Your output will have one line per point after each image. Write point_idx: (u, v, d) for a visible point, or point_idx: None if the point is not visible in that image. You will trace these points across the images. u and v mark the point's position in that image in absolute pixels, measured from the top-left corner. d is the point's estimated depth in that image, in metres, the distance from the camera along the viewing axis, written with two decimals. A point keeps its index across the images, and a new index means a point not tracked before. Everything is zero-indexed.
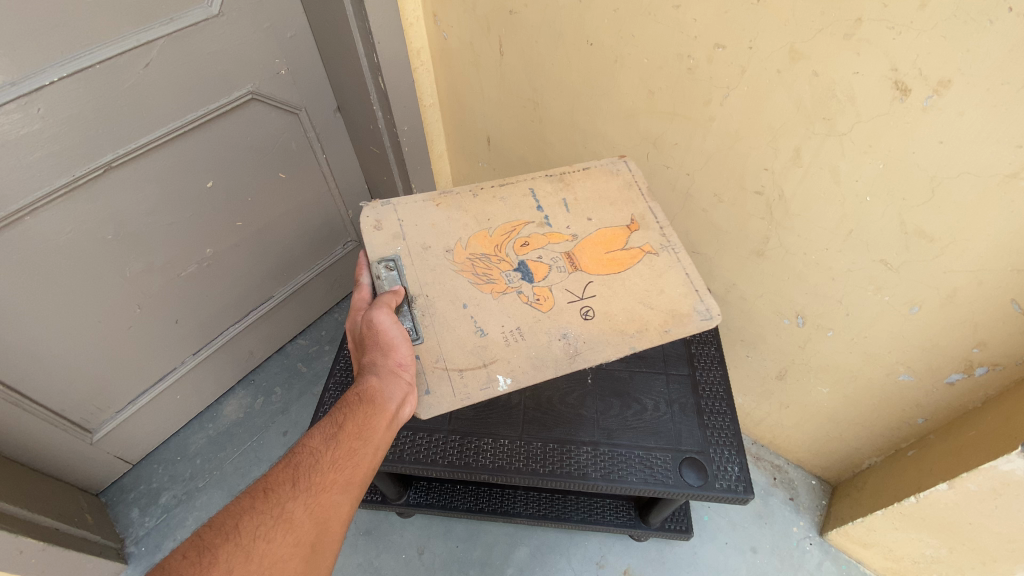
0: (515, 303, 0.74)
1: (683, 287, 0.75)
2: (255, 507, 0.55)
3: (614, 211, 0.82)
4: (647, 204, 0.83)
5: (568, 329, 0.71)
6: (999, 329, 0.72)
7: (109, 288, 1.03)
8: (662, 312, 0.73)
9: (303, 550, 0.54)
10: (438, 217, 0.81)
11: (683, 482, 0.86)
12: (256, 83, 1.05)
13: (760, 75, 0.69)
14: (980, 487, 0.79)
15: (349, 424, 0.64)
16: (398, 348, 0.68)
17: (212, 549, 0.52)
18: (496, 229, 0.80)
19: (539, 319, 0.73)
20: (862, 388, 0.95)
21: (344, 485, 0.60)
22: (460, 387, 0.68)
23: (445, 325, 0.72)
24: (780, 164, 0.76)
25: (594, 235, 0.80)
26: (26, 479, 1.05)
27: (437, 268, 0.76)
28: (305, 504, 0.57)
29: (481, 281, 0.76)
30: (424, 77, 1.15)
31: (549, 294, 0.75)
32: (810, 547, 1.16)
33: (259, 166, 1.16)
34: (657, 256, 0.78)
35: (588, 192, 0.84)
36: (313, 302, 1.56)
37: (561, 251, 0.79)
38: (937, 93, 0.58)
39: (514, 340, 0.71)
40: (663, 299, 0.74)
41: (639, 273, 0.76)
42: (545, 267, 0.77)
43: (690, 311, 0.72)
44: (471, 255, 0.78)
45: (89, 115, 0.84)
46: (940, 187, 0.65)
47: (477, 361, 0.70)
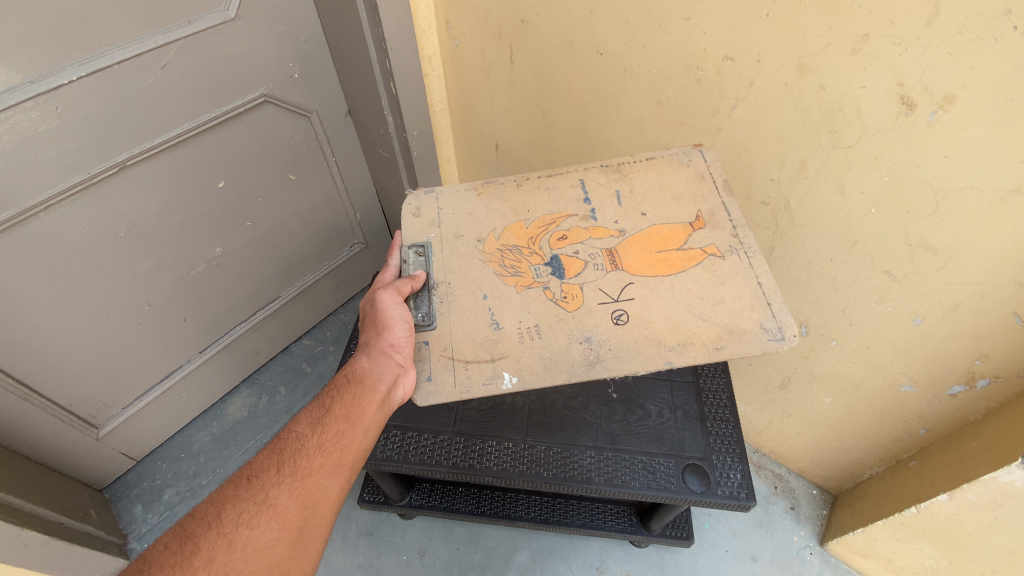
0: (539, 299, 0.74)
1: (750, 298, 0.70)
2: (238, 494, 0.58)
3: (677, 206, 0.78)
4: (720, 199, 0.78)
5: (593, 332, 0.70)
6: (1000, 342, 0.73)
7: (119, 286, 1.04)
8: (716, 325, 0.68)
9: (289, 536, 0.57)
10: (476, 207, 0.83)
11: (685, 488, 0.86)
12: (269, 86, 1.07)
13: (767, 88, 0.70)
14: (980, 499, 0.79)
15: (337, 407, 0.67)
16: (394, 328, 0.70)
17: (194, 537, 0.54)
18: (533, 222, 0.80)
19: (562, 318, 0.72)
20: (864, 398, 0.95)
21: (331, 468, 0.63)
22: (462, 380, 0.68)
23: (461, 316, 0.73)
24: (785, 175, 0.77)
25: (646, 233, 0.77)
26: (32, 473, 1.06)
27: (465, 257, 0.78)
28: (289, 490, 0.60)
29: (507, 273, 0.76)
30: (435, 82, 1.16)
31: (578, 293, 0.74)
32: (810, 557, 1.16)
33: (269, 167, 1.17)
34: (722, 259, 0.73)
35: (649, 185, 0.81)
36: (320, 302, 1.57)
37: (601, 247, 0.77)
38: (942, 108, 0.60)
39: (529, 337, 0.70)
40: (720, 310, 0.70)
41: (696, 278, 0.72)
42: (579, 264, 0.76)
43: (755, 329, 0.68)
44: (502, 246, 0.79)
45: (106, 114, 0.86)
46: (945, 201, 0.66)
47: (484, 355, 0.70)
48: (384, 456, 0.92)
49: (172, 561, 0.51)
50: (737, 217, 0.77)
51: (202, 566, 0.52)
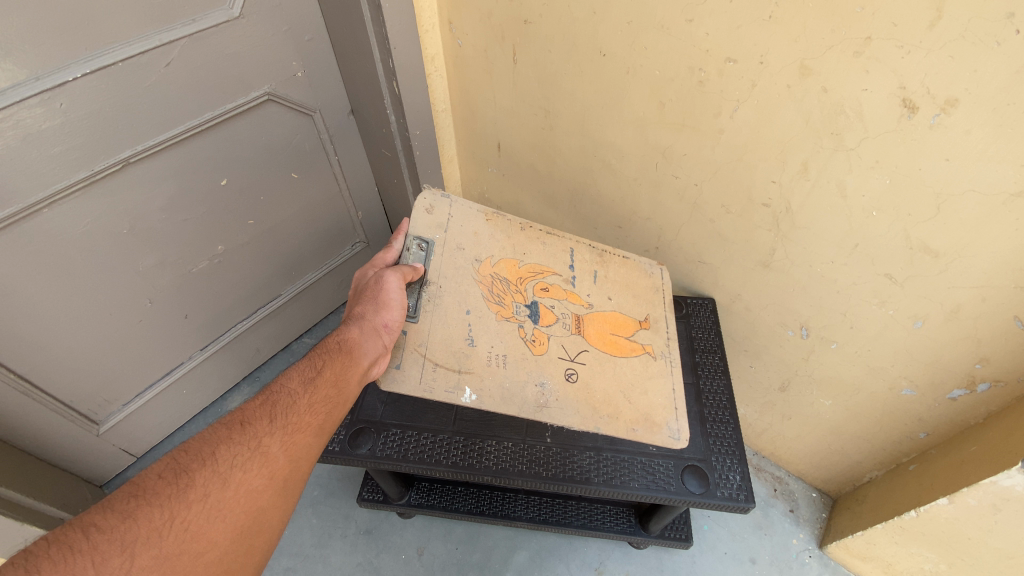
0: (512, 332, 0.80)
1: (665, 397, 0.82)
2: (232, 438, 0.57)
3: (633, 302, 0.91)
4: (664, 314, 0.91)
5: (547, 380, 0.78)
6: (1001, 345, 0.73)
7: (121, 282, 1.05)
8: (637, 411, 0.79)
9: (276, 484, 0.57)
10: (483, 230, 0.87)
11: (685, 489, 0.86)
12: (272, 84, 1.07)
13: (770, 90, 0.70)
14: (980, 503, 0.79)
15: (327, 370, 0.67)
16: (391, 310, 0.73)
17: (189, 472, 0.53)
18: (526, 266, 0.87)
19: (526, 358, 0.79)
20: (865, 401, 0.95)
21: (317, 429, 0.63)
22: (427, 379, 0.74)
23: (442, 321, 0.78)
24: (787, 177, 0.77)
25: (606, 314, 0.88)
26: (33, 468, 1.06)
27: (460, 269, 0.82)
28: (280, 441, 0.59)
29: (492, 300, 0.82)
30: (438, 82, 1.16)
31: (544, 340, 0.81)
32: (810, 559, 1.16)
33: (271, 166, 1.18)
34: (653, 359, 0.85)
35: (618, 277, 0.92)
36: (321, 301, 1.58)
37: (572, 311, 0.86)
38: (944, 112, 0.60)
39: (495, 364, 0.77)
40: (643, 399, 0.81)
41: (630, 367, 0.83)
42: (551, 316, 0.84)
43: (663, 424, 0.79)
44: (495, 274, 0.84)
45: (108, 110, 0.86)
46: (947, 204, 0.66)
47: (453, 364, 0.75)
48: (384, 454, 0.92)
49: (166, 491, 0.51)
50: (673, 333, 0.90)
51: (195, 501, 0.52)
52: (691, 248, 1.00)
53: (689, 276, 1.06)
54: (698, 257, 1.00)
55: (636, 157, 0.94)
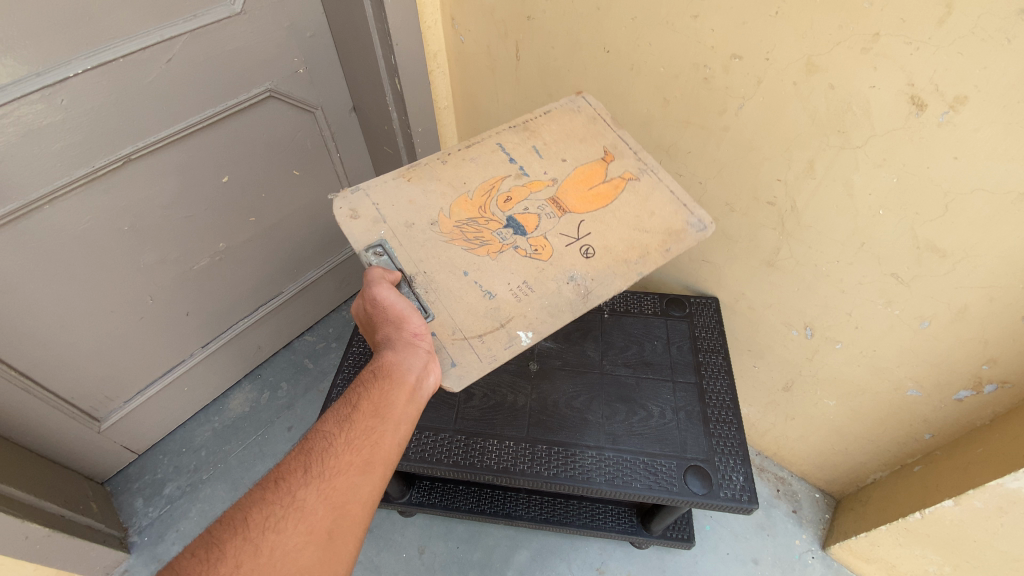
0: (515, 259, 0.74)
1: (672, 203, 0.77)
2: (265, 498, 0.54)
3: (585, 147, 0.83)
4: (615, 134, 0.84)
5: (574, 271, 0.73)
6: (1010, 346, 0.72)
7: (122, 279, 1.04)
8: (657, 232, 0.75)
9: (319, 537, 0.53)
10: (415, 193, 0.78)
11: (687, 490, 0.86)
12: (274, 81, 1.06)
13: (775, 87, 0.70)
14: (986, 505, 0.78)
15: (364, 403, 0.62)
16: (409, 319, 0.67)
17: (221, 543, 0.50)
18: (474, 191, 0.79)
19: (543, 268, 0.73)
20: (869, 402, 0.95)
21: (361, 466, 0.58)
22: (484, 352, 0.67)
23: (453, 298, 0.71)
24: (793, 175, 0.76)
25: (572, 175, 0.80)
26: (35, 465, 1.06)
27: (427, 243, 0.74)
28: (318, 491, 0.55)
29: (475, 245, 0.75)
30: (440, 78, 1.15)
31: (545, 243, 0.76)
32: (812, 561, 1.15)
33: (273, 162, 1.17)
34: (638, 180, 0.79)
35: (557, 134, 0.84)
36: (323, 298, 1.57)
37: (545, 198, 0.79)
38: (953, 109, 0.59)
39: (523, 295, 0.71)
40: (655, 219, 0.76)
41: (626, 203, 0.77)
42: (533, 217, 0.77)
43: (684, 227, 0.75)
44: (458, 223, 0.76)
45: (110, 107, 0.86)
46: (955, 203, 0.65)
47: (493, 324, 0.69)
48: None
49: (199, 569, 0.48)
50: (633, 146, 0.84)
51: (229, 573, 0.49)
52: (695, 247, 0.99)
53: (692, 275, 1.06)
54: (703, 256, 1.00)
55: None
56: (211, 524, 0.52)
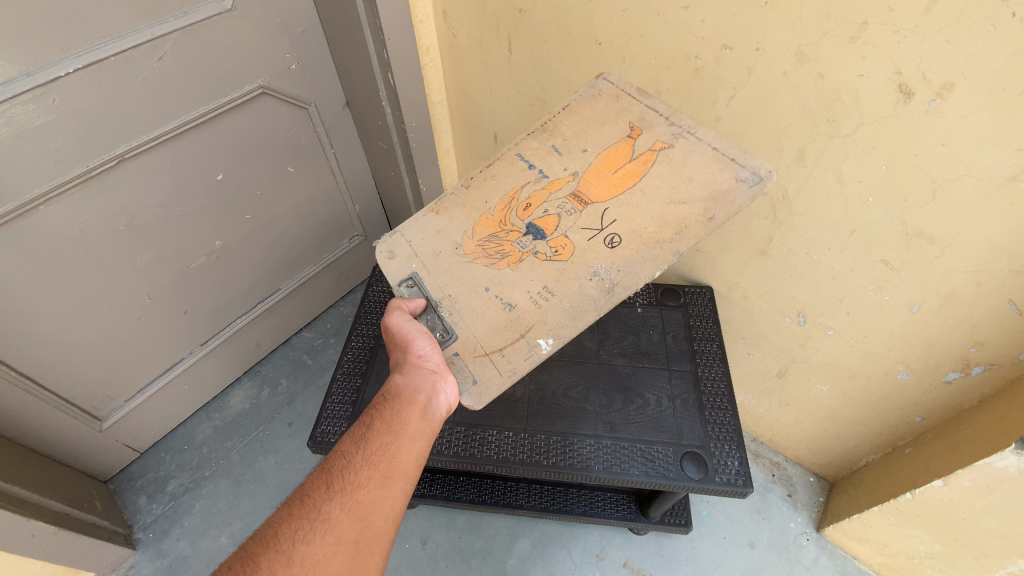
0: (537, 265, 0.76)
1: (715, 162, 0.70)
2: (293, 514, 0.57)
3: (609, 130, 0.78)
4: (643, 104, 0.78)
5: (597, 266, 0.72)
6: (996, 328, 0.74)
7: (120, 278, 1.05)
8: (698, 200, 0.69)
9: (346, 547, 0.56)
10: (442, 222, 0.82)
11: (683, 475, 0.87)
12: (266, 77, 1.06)
13: (765, 77, 0.70)
14: (974, 484, 0.80)
15: (378, 423, 0.67)
16: (416, 342, 0.73)
17: (256, 557, 0.53)
18: (495, 208, 0.81)
19: (564, 269, 0.74)
20: (861, 386, 0.96)
21: (382, 479, 0.62)
22: (505, 365, 0.72)
23: (474, 314, 0.75)
24: (784, 165, 0.77)
25: (595, 163, 0.78)
26: (38, 464, 1.07)
27: (453, 268, 0.79)
28: (342, 504, 0.58)
29: (497, 259, 0.78)
30: (433, 72, 1.16)
31: (566, 242, 0.76)
32: (807, 543, 1.17)
33: (267, 159, 1.17)
34: (672, 147, 0.74)
35: (576, 126, 0.81)
36: (320, 294, 1.57)
37: (565, 195, 0.78)
38: (940, 96, 0.60)
39: (544, 301, 0.74)
40: (695, 185, 0.70)
41: (659, 175, 0.73)
42: (553, 218, 0.77)
43: (733, 185, 0.68)
44: (480, 241, 0.79)
45: (103, 107, 0.86)
46: (942, 190, 0.66)
47: (513, 335, 0.73)
48: None
49: None
50: (664, 109, 0.77)
51: None
52: None
53: (687, 265, 1.07)
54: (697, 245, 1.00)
55: None
56: (245, 540, 0.54)
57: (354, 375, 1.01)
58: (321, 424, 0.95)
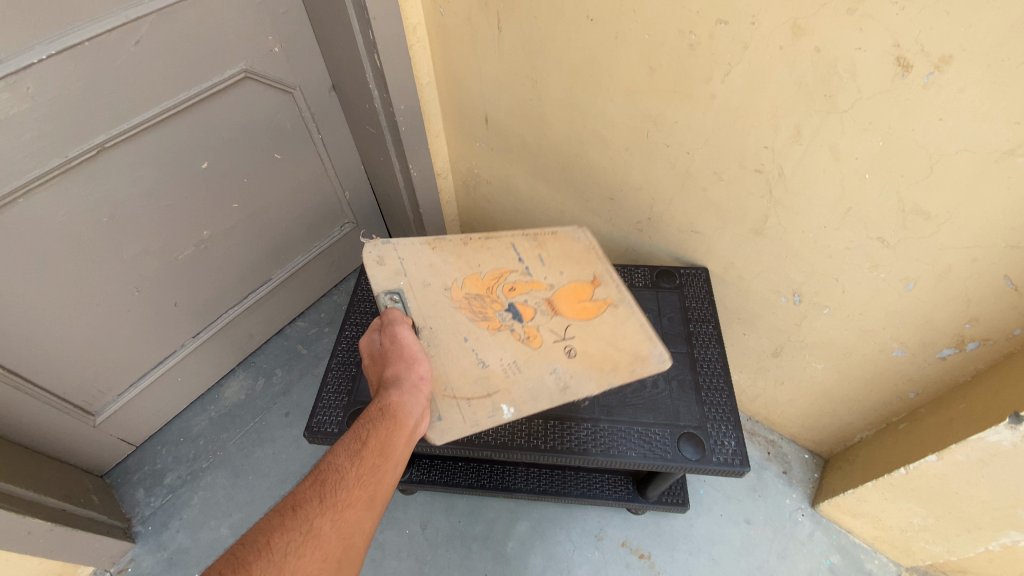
0: (510, 339, 0.83)
1: (642, 334, 0.82)
2: (284, 524, 0.55)
3: (580, 267, 0.85)
4: (607, 263, 0.85)
5: (557, 365, 0.81)
6: (991, 303, 0.74)
7: (106, 271, 1.03)
8: (628, 352, 0.81)
9: (331, 565, 0.54)
10: (435, 258, 0.85)
11: (680, 456, 0.87)
12: (248, 61, 1.03)
13: (761, 52, 0.69)
14: (968, 458, 0.80)
15: (373, 439, 0.64)
16: (418, 363, 0.76)
17: (246, 564, 0.51)
18: (485, 274, 0.84)
19: (530, 355, 0.82)
20: (855, 363, 0.97)
21: (368, 499, 0.60)
22: (468, 415, 0.79)
23: (450, 358, 0.81)
24: (780, 142, 0.76)
25: (569, 287, 0.84)
26: (31, 462, 1.06)
27: (438, 304, 0.83)
28: (332, 521, 0.57)
29: (478, 318, 0.83)
30: (421, 54, 1.13)
31: (537, 333, 0.83)
32: (802, 518, 1.19)
33: (253, 146, 1.15)
34: (619, 307, 0.83)
35: (556, 253, 0.86)
36: (312, 283, 1.55)
37: (543, 298, 0.84)
38: (938, 69, 0.59)
39: (512, 372, 0.81)
40: (626, 343, 0.82)
41: (607, 327, 0.83)
42: (530, 309, 0.84)
43: (649, 355, 0.81)
44: (466, 295, 0.84)
45: (79, 94, 0.83)
46: (938, 165, 0.65)
47: (481, 391, 0.81)
48: None
49: None
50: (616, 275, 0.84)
51: None
52: (684, 218, 0.99)
53: (681, 247, 1.06)
54: (692, 227, 0.99)
55: (625, 127, 0.92)
56: (237, 545, 0.52)
57: (349, 364, 1.00)
58: (317, 414, 0.94)
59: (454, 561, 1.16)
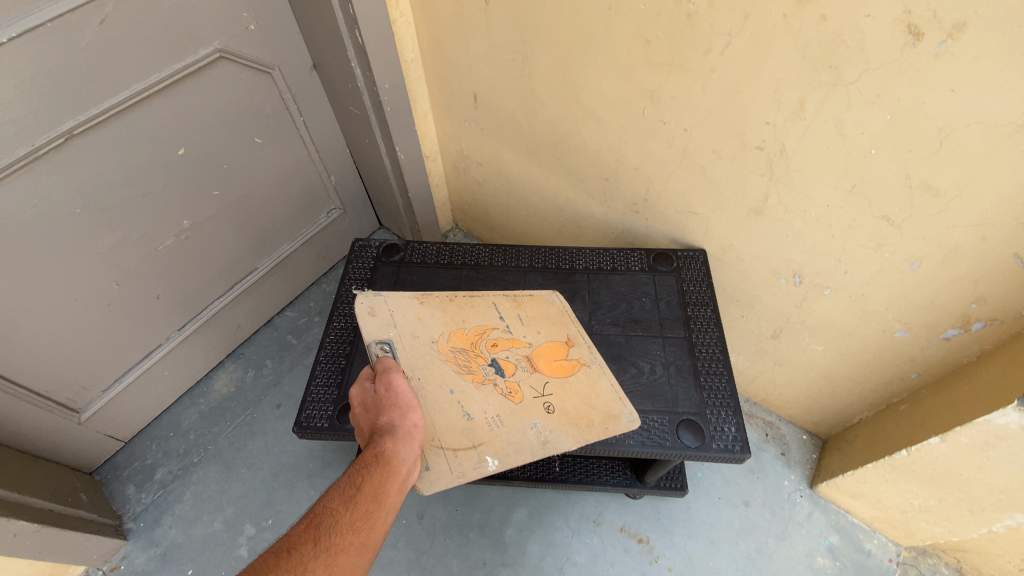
0: (493, 394, 0.84)
1: (613, 395, 0.86)
2: (279, 565, 0.52)
3: (554, 328, 0.91)
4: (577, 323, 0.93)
5: (536, 420, 0.83)
6: (999, 282, 0.71)
7: (82, 264, 0.99)
8: (601, 412, 0.85)
9: None
10: (423, 312, 0.88)
11: (680, 443, 0.85)
12: (223, 40, 0.97)
13: (763, 20, 0.65)
14: (973, 440, 0.79)
15: (367, 485, 0.61)
16: (413, 411, 0.72)
17: None
18: (470, 330, 0.89)
19: (512, 410, 0.83)
20: (856, 344, 0.95)
21: (361, 546, 0.57)
22: (455, 466, 0.78)
23: (436, 409, 0.80)
24: (782, 117, 0.72)
25: (545, 345, 0.89)
26: (15, 462, 1.03)
27: (426, 356, 0.84)
28: (326, 565, 0.53)
29: (464, 371, 0.84)
30: (405, 30, 1.07)
31: (517, 389, 0.85)
32: (800, 499, 1.19)
33: (233, 130, 1.10)
34: (590, 367, 0.88)
35: (534, 311, 0.93)
36: (300, 271, 1.51)
37: (522, 355, 0.88)
38: (951, 37, 0.55)
39: (496, 425, 0.81)
40: (599, 402, 0.85)
41: (581, 384, 0.87)
42: (511, 365, 0.87)
43: (620, 415, 0.85)
44: (453, 349, 0.86)
45: (42, 79, 0.78)
46: (948, 140, 0.62)
47: (467, 443, 0.80)
48: None
49: None
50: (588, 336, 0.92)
51: None
52: (681, 198, 0.95)
53: (678, 228, 1.03)
54: (690, 208, 0.96)
55: (620, 103, 0.88)
56: None
57: (338, 357, 0.97)
58: (306, 409, 0.91)
59: (452, 550, 1.16)
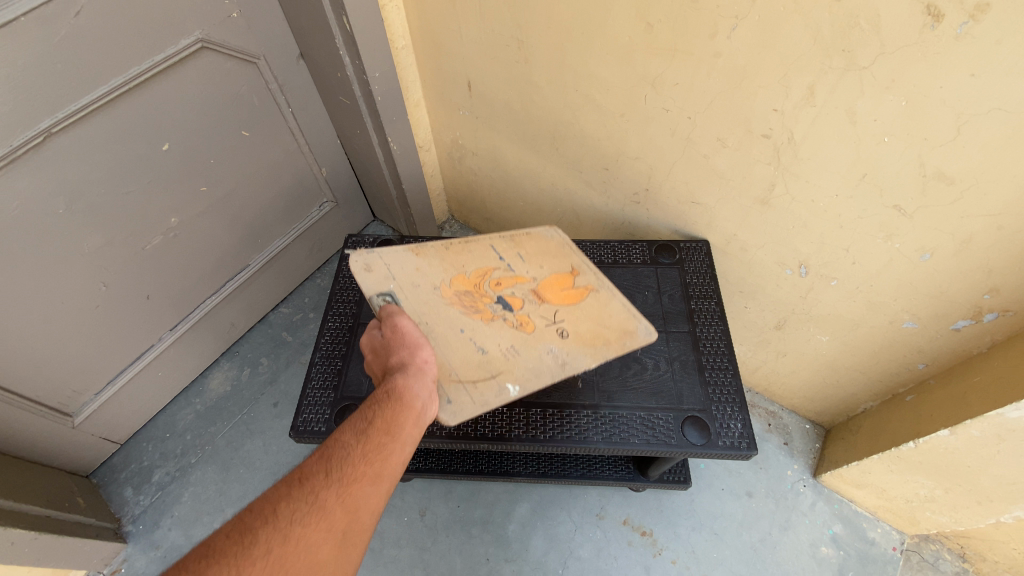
0: (503, 328, 0.81)
1: (626, 313, 0.82)
2: (291, 494, 0.50)
3: (557, 262, 0.88)
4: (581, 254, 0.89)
5: (553, 346, 0.79)
6: (1013, 273, 0.70)
7: (68, 266, 0.95)
8: (615, 329, 0.81)
9: (335, 538, 0.49)
10: (422, 262, 0.85)
11: (685, 441, 0.84)
12: (204, 29, 0.93)
13: (771, 3, 0.62)
14: (983, 433, 0.78)
15: (379, 419, 0.59)
16: (422, 349, 0.70)
17: (253, 529, 0.47)
18: (471, 272, 0.85)
19: (526, 339, 0.79)
20: (863, 335, 0.93)
21: (375, 476, 0.55)
22: (477, 396, 0.74)
23: (447, 347, 0.77)
24: (791, 104, 0.69)
25: (549, 277, 0.86)
26: (9, 468, 1.01)
27: (429, 301, 0.80)
28: (338, 494, 0.52)
29: (471, 310, 0.81)
30: (395, 15, 1.03)
31: (528, 320, 0.81)
32: (804, 489, 1.18)
33: (219, 122, 1.06)
34: (599, 291, 0.85)
35: (535, 249, 0.89)
36: (293, 267, 1.48)
37: (528, 289, 0.84)
38: (973, 19, 0.52)
39: (512, 355, 0.78)
40: (612, 321, 0.82)
41: (592, 307, 0.83)
42: (518, 300, 0.83)
43: (636, 329, 0.81)
44: (457, 292, 0.82)
45: (17, 74, 0.74)
46: (966, 127, 0.60)
47: (485, 374, 0.76)
48: None
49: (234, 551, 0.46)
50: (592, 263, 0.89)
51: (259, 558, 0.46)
52: (684, 187, 0.92)
53: (681, 218, 1.00)
54: (693, 197, 0.93)
55: (621, 89, 0.85)
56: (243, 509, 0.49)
57: (334, 358, 0.95)
58: (303, 412, 0.90)
59: (455, 546, 1.15)
